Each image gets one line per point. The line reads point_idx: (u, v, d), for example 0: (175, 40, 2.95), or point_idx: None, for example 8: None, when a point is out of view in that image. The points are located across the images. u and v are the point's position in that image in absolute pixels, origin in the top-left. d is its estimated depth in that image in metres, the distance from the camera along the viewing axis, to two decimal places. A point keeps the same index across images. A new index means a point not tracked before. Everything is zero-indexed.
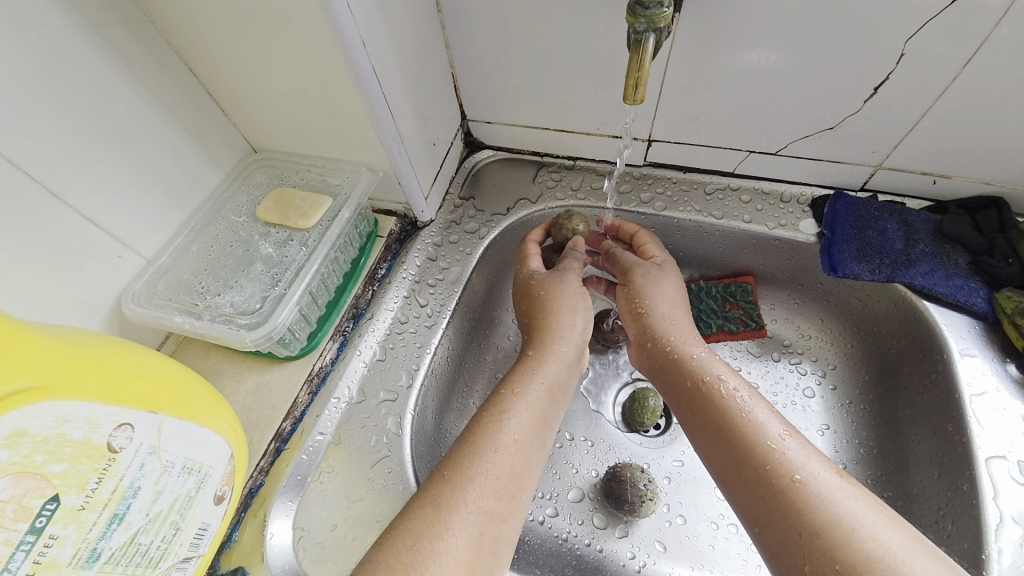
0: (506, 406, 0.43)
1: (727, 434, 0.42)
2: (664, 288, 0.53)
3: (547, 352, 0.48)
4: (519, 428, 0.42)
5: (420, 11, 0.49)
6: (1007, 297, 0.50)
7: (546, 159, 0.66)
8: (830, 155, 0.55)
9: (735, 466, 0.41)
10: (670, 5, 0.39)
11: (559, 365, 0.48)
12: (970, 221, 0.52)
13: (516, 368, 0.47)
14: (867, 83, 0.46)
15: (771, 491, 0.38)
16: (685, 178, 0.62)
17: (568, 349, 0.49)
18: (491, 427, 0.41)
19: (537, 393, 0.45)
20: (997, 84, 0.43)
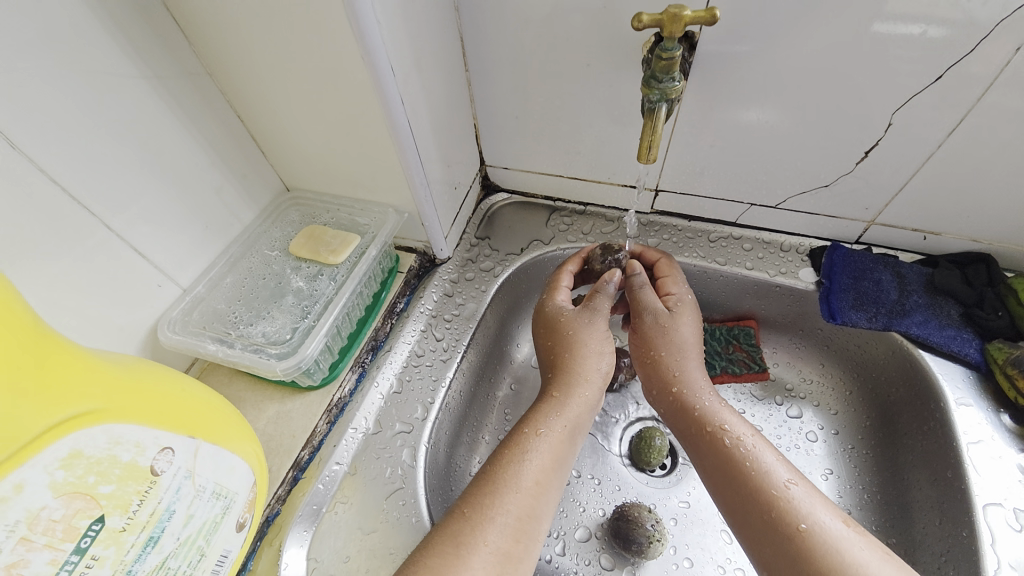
0: (528, 446, 0.45)
1: (733, 479, 0.43)
2: (667, 334, 0.53)
3: (571, 395, 0.49)
4: (538, 468, 0.44)
5: (451, 71, 0.54)
6: (1001, 348, 0.52)
7: (558, 204, 0.70)
8: (826, 210, 0.58)
9: (743, 511, 0.42)
10: (681, 79, 0.44)
11: (581, 409, 0.49)
12: (960, 275, 0.55)
13: (538, 408, 0.48)
14: (859, 147, 0.51)
15: (778, 537, 0.39)
16: (690, 226, 0.66)
17: (590, 393, 0.50)
18: (515, 467, 0.43)
19: (558, 434, 0.46)
20: (976, 151, 0.47)
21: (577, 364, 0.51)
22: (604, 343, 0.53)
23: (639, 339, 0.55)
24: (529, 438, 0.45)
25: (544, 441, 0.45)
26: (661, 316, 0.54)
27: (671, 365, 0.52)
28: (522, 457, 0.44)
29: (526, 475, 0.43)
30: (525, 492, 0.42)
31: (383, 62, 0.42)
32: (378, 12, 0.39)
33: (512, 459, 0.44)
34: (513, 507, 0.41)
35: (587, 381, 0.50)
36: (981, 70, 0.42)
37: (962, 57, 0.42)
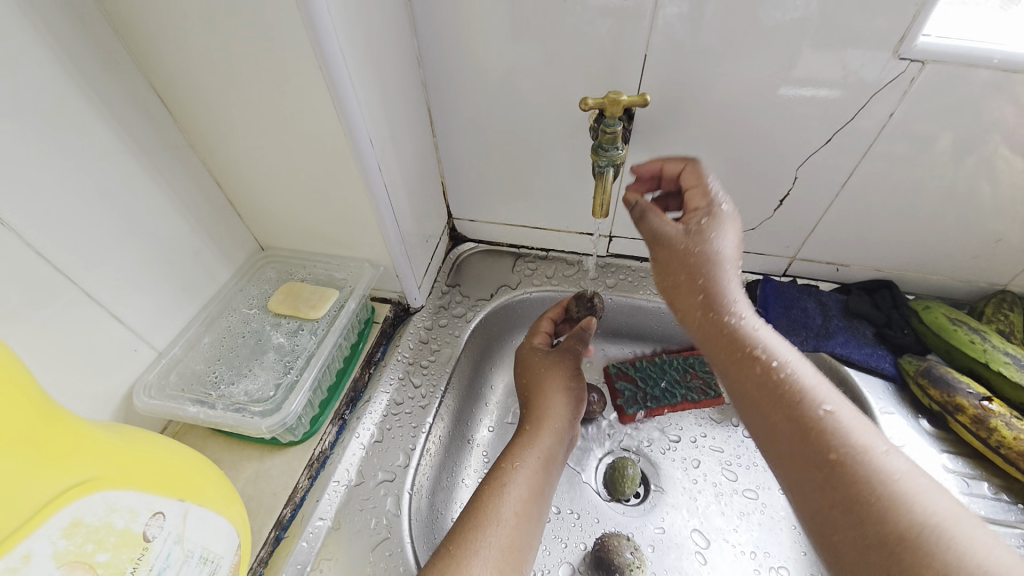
0: (506, 479, 0.47)
1: (766, 413, 0.38)
2: (695, 205, 0.48)
3: (543, 429, 0.52)
4: (518, 499, 0.46)
5: (421, 137, 0.60)
6: (912, 363, 0.59)
7: (523, 250, 0.76)
8: (755, 248, 0.67)
9: (759, 401, 0.38)
10: (624, 147, 0.51)
11: (553, 441, 0.52)
12: (870, 300, 0.64)
13: (515, 443, 0.51)
14: (774, 196, 0.60)
15: (795, 435, 0.36)
16: (642, 266, 0.73)
17: (560, 427, 0.53)
18: (495, 499, 0.45)
19: (533, 466, 0.49)
20: (864, 196, 0.58)
21: (551, 402, 0.55)
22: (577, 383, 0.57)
23: (673, 256, 0.45)
24: (508, 471, 0.48)
25: (522, 473, 0.48)
26: (682, 237, 0.45)
27: (711, 254, 0.44)
28: (502, 490, 0.46)
29: (506, 507, 0.45)
30: (506, 523, 0.44)
31: (363, 135, 0.47)
32: (360, 94, 0.45)
33: (493, 493, 0.46)
34: (496, 539, 0.42)
35: (559, 415, 0.54)
36: (867, 125, 0.52)
37: (859, 108, 0.51)
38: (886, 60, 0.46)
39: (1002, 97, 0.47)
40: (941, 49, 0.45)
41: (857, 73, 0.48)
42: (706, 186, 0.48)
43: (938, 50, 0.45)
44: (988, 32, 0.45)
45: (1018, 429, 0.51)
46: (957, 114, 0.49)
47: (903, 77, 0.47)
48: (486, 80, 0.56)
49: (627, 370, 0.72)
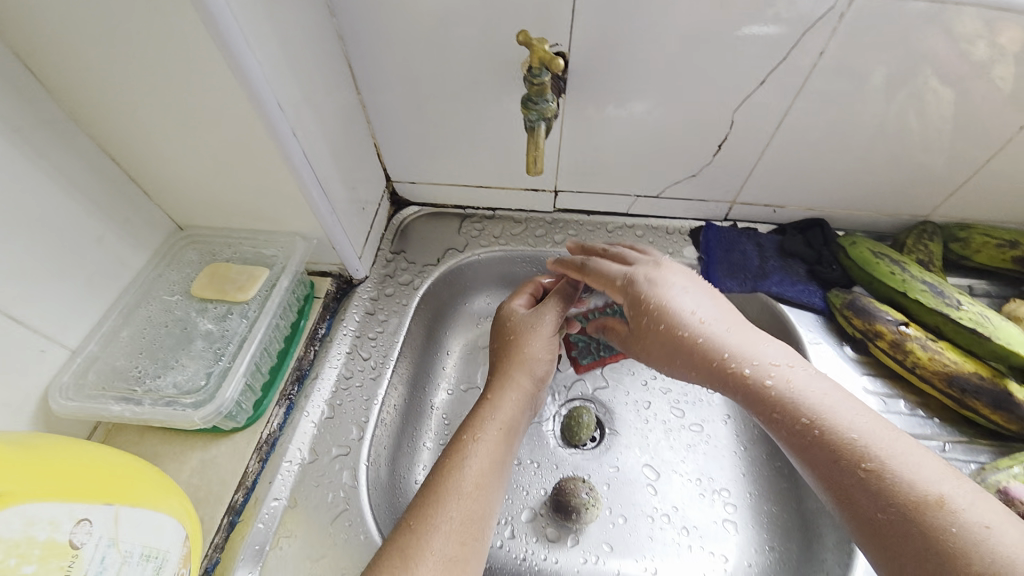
0: (467, 452, 0.48)
1: (803, 428, 0.41)
2: (644, 284, 0.51)
3: (506, 399, 0.52)
4: (478, 471, 0.47)
5: (342, 95, 0.55)
6: (839, 294, 0.59)
7: (469, 211, 0.74)
8: (697, 195, 0.67)
9: (806, 454, 0.41)
10: (555, 101, 0.49)
11: (516, 409, 0.52)
12: (803, 239, 0.65)
13: (476, 413, 0.52)
14: (712, 141, 0.60)
15: (830, 448, 0.40)
16: (590, 220, 0.72)
17: (525, 391, 0.53)
18: (455, 473, 0.46)
19: (492, 436, 0.49)
20: (797, 137, 0.58)
21: (519, 368, 0.54)
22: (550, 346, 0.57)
23: (648, 327, 0.50)
24: (469, 443, 0.49)
25: (482, 445, 0.49)
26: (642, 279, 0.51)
27: (702, 343, 0.47)
28: (461, 461, 0.47)
29: (466, 477, 0.46)
30: (465, 495, 0.45)
31: (270, 98, 0.42)
32: (257, 45, 0.40)
33: (453, 465, 0.47)
34: (455, 506, 0.44)
35: (525, 378, 0.54)
36: (797, 67, 0.51)
37: (789, 50, 0.50)
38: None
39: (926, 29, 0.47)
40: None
41: (787, 9, 0.47)
42: (614, 284, 0.53)
43: None
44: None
45: (933, 349, 0.51)
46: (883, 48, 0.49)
47: (831, 13, 0.47)
48: (406, 26, 0.51)
49: (582, 323, 0.70)
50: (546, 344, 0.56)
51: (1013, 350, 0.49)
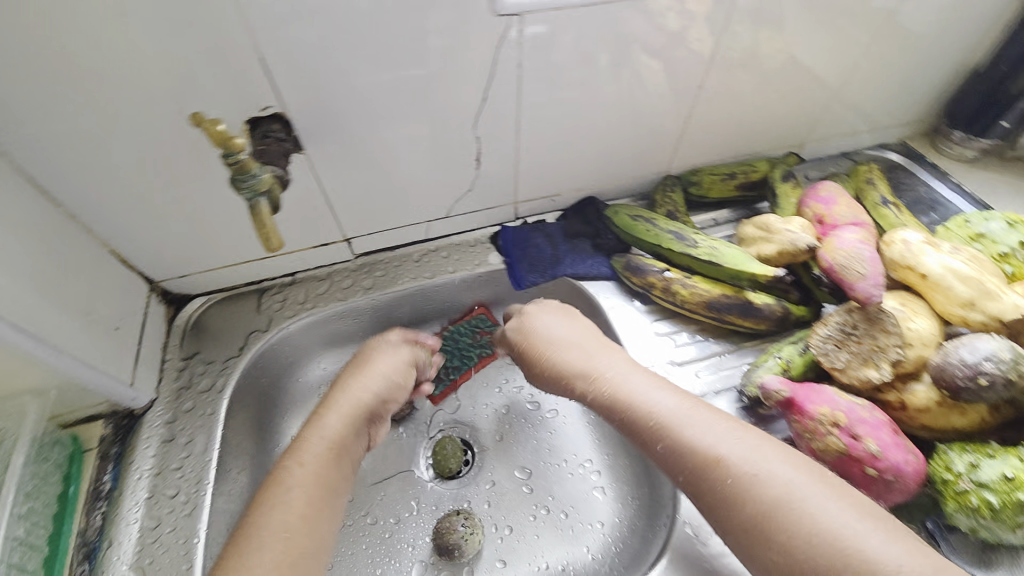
0: (288, 477, 0.47)
1: (695, 435, 0.42)
2: None
3: (331, 412, 0.53)
4: (303, 493, 0.46)
5: (29, 217, 0.47)
6: (618, 258, 0.66)
7: (265, 283, 0.69)
8: (483, 204, 0.70)
9: (701, 472, 0.41)
10: (269, 175, 0.44)
11: (342, 428, 0.52)
12: (580, 219, 0.71)
13: (302, 437, 0.51)
14: (470, 157, 0.62)
15: (723, 466, 0.40)
16: (394, 255, 0.72)
17: (365, 400, 0.55)
18: (279, 485, 0.46)
19: (317, 453, 0.49)
20: (541, 135, 0.63)
21: (365, 382, 0.56)
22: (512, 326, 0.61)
23: None
24: (313, 469, 0.48)
25: (305, 467, 0.48)
26: None
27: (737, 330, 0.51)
28: (293, 479, 0.46)
29: (300, 493, 0.46)
30: (289, 511, 0.44)
31: None
32: None
33: (286, 482, 0.46)
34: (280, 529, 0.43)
35: (375, 377, 0.57)
36: (507, 81, 0.55)
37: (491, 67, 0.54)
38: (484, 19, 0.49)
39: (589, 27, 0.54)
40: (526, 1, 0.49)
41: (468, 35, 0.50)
42: None
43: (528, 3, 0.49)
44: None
45: (688, 286, 0.60)
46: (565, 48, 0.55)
47: (507, 32, 0.51)
48: (84, 124, 0.46)
49: None
50: (399, 356, 0.60)
51: (739, 270, 0.57)
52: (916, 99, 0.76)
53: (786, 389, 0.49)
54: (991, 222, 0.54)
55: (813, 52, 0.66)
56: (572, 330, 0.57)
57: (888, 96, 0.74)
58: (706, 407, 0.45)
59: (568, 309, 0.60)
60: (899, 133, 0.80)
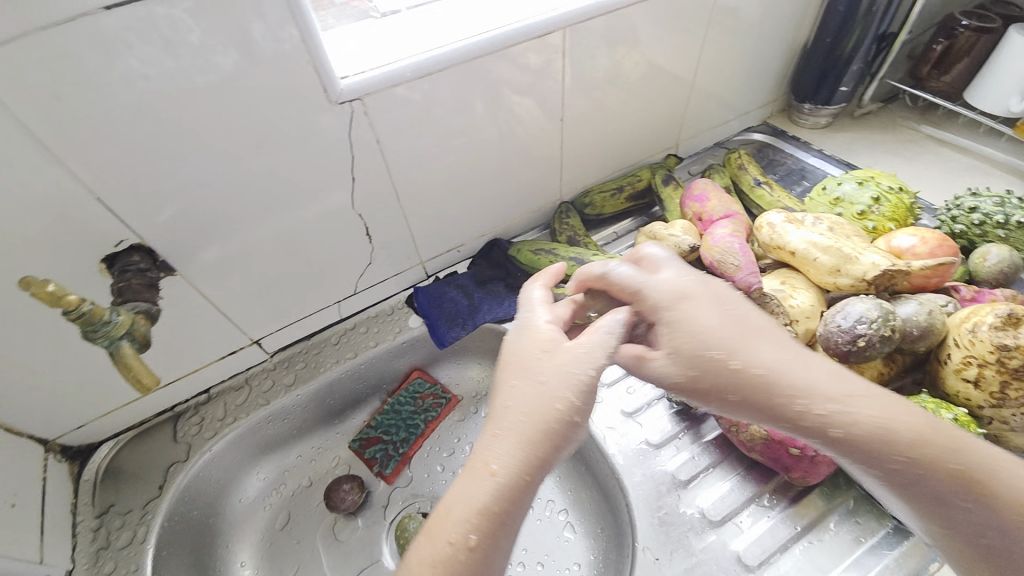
0: (454, 539, 0.33)
1: (952, 455, 0.33)
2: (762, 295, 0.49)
3: (505, 455, 0.35)
4: (478, 544, 0.33)
5: None
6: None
7: (178, 408, 0.65)
8: (389, 272, 0.69)
9: (951, 482, 0.32)
10: (128, 313, 0.44)
11: (513, 469, 0.35)
12: (487, 263, 0.73)
13: (469, 476, 0.36)
14: (359, 233, 0.62)
15: (989, 500, 0.32)
16: (312, 343, 0.70)
17: (544, 438, 0.36)
18: (438, 552, 0.33)
19: (479, 518, 0.34)
20: (425, 196, 0.64)
21: (510, 417, 0.37)
22: (619, 286, 0.42)
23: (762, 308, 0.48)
24: (457, 534, 0.33)
25: (478, 526, 0.33)
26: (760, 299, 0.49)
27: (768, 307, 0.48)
28: (445, 543, 0.33)
29: (440, 558, 0.33)
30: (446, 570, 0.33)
31: None
32: None
33: (439, 541, 0.34)
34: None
35: (562, 411, 0.36)
36: (371, 157, 0.56)
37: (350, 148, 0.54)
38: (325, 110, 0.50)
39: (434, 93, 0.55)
40: (362, 83, 0.50)
41: (317, 126, 0.51)
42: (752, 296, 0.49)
43: (362, 86, 0.50)
44: (390, 54, 0.53)
45: None
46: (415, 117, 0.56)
47: (353, 117, 0.52)
48: None
49: (371, 432, 0.74)
50: (586, 348, 0.39)
51: None
52: (761, 85, 0.83)
53: None
54: (844, 184, 0.59)
55: (655, 66, 0.70)
56: (700, 300, 0.38)
57: (737, 87, 0.81)
58: (873, 391, 0.35)
59: (682, 300, 0.39)
60: (760, 115, 0.88)
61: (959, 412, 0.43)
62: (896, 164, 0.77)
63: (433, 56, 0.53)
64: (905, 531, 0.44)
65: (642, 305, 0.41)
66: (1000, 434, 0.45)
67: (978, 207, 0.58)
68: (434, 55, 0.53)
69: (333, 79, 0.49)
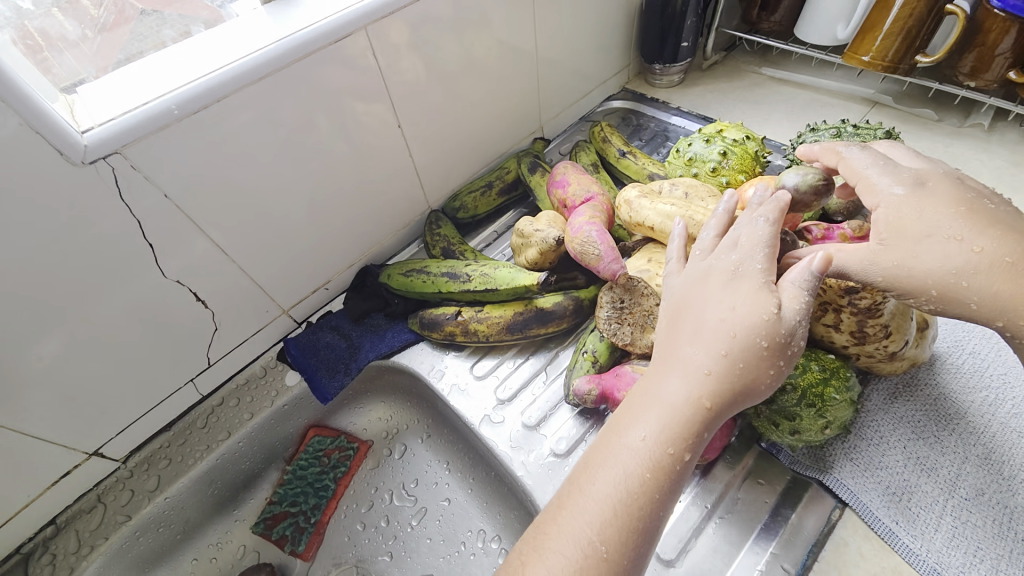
0: (623, 456, 0.33)
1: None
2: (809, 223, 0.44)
3: (691, 395, 0.33)
4: (638, 481, 0.32)
5: None
6: (413, 319, 0.62)
7: (20, 551, 0.53)
8: (248, 332, 0.61)
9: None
10: None
11: (686, 409, 0.33)
12: (360, 295, 0.66)
13: (653, 389, 0.35)
14: (189, 301, 0.53)
15: None
16: (174, 433, 0.59)
17: (736, 377, 0.33)
18: (613, 449, 0.34)
19: (659, 442, 0.33)
20: (260, 241, 0.55)
21: (702, 332, 0.35)
22: (769, 243, 0.37)
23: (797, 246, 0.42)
24: (660, 451, 0.33)
25: (651, 451, 0.33)
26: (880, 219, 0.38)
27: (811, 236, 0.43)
28: (627, 442, 0.34)
29: (637, 467, 0.32)
30: (607, 502, 0.32)
31: None
32: None
33: (614, 444, 0.34)
34: (594, 530, 0.31)
35: (746, 360, 0.33)
36: (168, 215, 0.47)
37: (132, 211, 0.45)
38: (71, 175, 0.41)
39: (225, 127, 0.47)
40: (112, 132, 0.41)
41: (74, 194, 0.41)
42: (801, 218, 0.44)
43: (112, 135, 0.41)
44: (150, 90, 0.44)
45: (482, 320, 0.57)
46: (211, 158, 0.47)
47: (117, 174, 0.43)
48: None
49: (276, 509, 0.64)
50: (740, 256, 0.37)
51: (513, 288, 0.55)
52: (611, 51, 0.81)
53: (595, 387, 0.48)
54: (694, 144, 0.58)
55: (493, 51, 0.65)
56: (884, 181, 0.39)
57: (586, 58, 0.78)
58: (987, 273, 0.34)
59: (919, 187, 0.38)
60: (618, 82, 0.87)
61: (829, 359, 0.43)
62: (746, 110, 0.79)
63: (205, 82, 0.44)
64: (802, 483, 0.45)
65: (863, 190, 0.40)
66: (871, 365, 0.46)
67: (819, 142, 0.58)
68: (208, 81, 0.44)
69: (68, 137, 0.40)
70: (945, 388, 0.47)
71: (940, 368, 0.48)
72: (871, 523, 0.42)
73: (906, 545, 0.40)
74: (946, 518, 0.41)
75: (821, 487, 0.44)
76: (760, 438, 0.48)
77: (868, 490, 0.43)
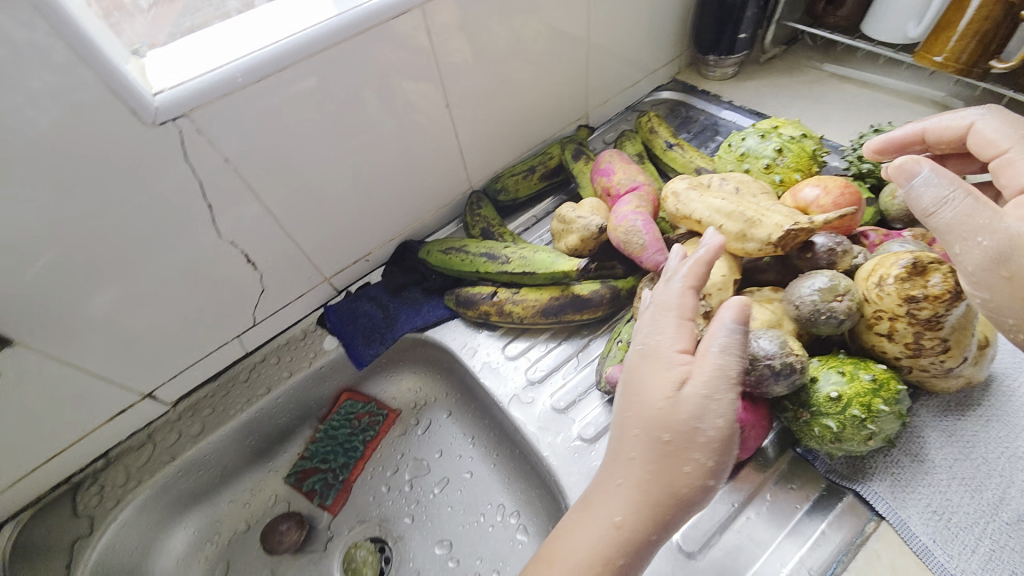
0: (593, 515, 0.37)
1: None
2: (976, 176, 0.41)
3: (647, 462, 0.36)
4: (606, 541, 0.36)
5: None
6: (449, 296, 0.63)
7: (75, 477, 0.57)
8: (291, 296, 0.63)
9: None
10: None
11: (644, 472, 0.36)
12: (399, 269, 0.67)
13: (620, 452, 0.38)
14: (240, 262, 0.55)
15: None
16: (219, 384, 0.63)
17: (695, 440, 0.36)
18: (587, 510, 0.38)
19: (623, 505, 0.36)
20: (308, 209, 0.57)
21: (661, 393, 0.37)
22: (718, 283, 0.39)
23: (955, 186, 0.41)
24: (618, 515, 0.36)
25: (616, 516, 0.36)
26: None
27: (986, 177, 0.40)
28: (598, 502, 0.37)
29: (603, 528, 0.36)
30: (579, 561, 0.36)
31: None
32: None
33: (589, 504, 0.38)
34: None
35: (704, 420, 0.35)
36: (226, 177, 0.49)
37: (195, 169, 0.47)
38: (144, 132, 0.43)
39: (283, 94, 0.48)
40: (181, 96, 0.43)
41: (145, 151, 0.44)
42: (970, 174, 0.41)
43: (181, 99, 0.43)
44: (217, 57, 0.46)
45: (517, 302, 0.58)
46: (269, 125, 0.49)
47: (184, 134, 0.45)
48: None
49: (306, 464, 0.66)
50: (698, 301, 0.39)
51: (549, 272, 0.55)
52: (664, 39, 0.79)
53: None
54: (747, 139, 0.57)
55: (544, 34, 0.65)
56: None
57: (638, 45, 0.77)
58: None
59: None
60: (668, 72, 0.85)
61: (879, 369, 0.42)
62: (803, 107, 0.76)
63: (268, 51, 0.46)
64: (837, 491, 0.44)
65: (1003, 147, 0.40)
66: (922, 379, 0.44)
67: None
68: (270, 52, 0.46)
69: (141, 97, 0.42)
70: (999, 410, 0.45)
71: (996, 388, 0.46)
72: (907, 538, 0.41)
73: (942, 564, 0.39)
74: (987, 540, 0.39)
75: (857, 497, 0.44)
76: (795, 442, 0.47)
77: (906, 506, 0.42)
